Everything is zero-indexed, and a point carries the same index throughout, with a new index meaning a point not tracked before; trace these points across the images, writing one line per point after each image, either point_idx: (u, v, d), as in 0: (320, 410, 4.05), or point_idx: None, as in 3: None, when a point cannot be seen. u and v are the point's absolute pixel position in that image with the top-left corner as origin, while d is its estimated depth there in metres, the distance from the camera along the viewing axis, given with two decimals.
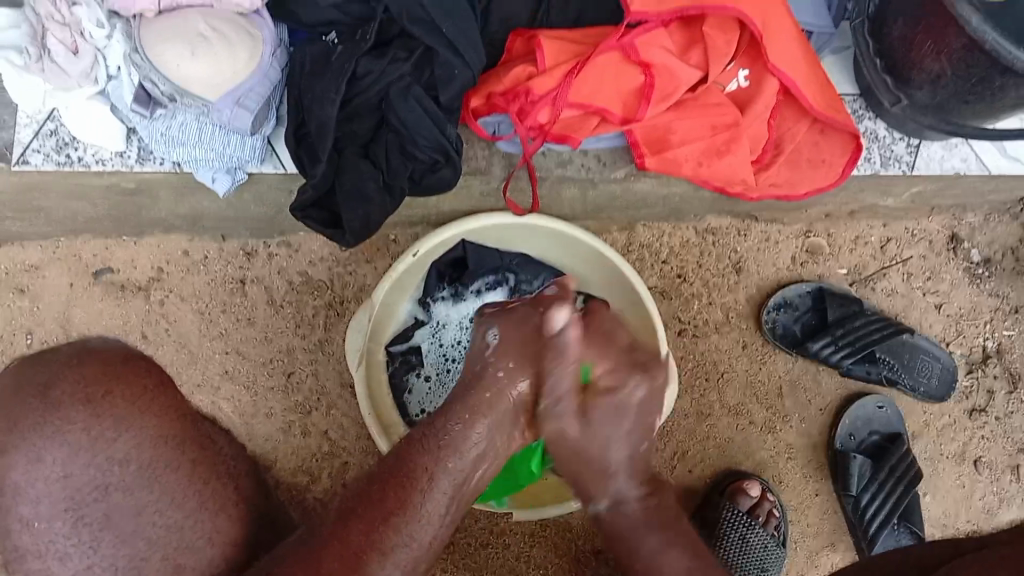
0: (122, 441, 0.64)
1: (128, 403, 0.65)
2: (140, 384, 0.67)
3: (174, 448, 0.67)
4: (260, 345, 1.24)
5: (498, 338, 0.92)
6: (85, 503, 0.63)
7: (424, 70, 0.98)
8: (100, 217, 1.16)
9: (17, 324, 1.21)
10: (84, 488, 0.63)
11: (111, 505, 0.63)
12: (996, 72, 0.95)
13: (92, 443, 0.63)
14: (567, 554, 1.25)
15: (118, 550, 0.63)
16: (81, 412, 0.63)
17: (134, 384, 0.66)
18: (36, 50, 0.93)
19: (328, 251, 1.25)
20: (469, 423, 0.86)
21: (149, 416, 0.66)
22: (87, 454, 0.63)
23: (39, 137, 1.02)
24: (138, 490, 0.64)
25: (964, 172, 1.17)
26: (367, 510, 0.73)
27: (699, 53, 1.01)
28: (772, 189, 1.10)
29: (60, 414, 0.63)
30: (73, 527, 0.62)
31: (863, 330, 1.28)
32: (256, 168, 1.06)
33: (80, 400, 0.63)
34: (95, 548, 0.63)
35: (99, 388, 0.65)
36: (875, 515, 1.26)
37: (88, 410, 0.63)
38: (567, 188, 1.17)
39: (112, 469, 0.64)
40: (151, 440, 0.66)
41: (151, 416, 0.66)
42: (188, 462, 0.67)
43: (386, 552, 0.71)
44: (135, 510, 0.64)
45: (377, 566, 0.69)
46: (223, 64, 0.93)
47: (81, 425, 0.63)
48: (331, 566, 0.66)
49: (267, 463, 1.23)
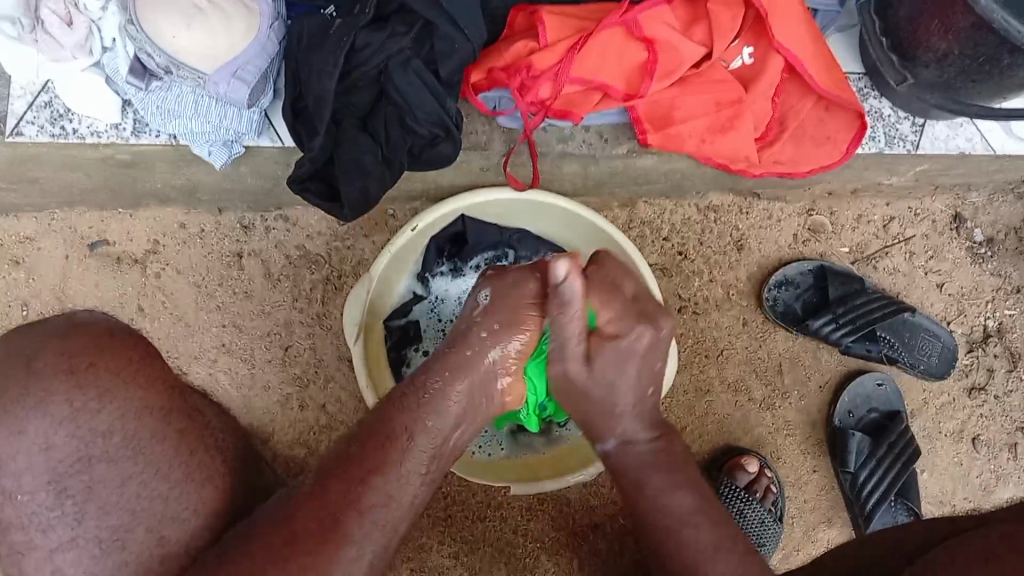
0: (106, 412, 0.68)
1: (113, 376, 0.69)
2: (126, 356, 0.70)
3: (160, 420, 0.70)
4: (258, 319, 1.23)
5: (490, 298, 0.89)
6: (67, 475, 0.67)
7: (423, 44, 0.96)
8: (96, 188, 1.15)
9: (12, 296, 1.20)
10: (67, 459, 0.67)
11: (94, 477, 0.68)
12: (1004, 52, 0.93)
13: (75, 414, 0.67)
14: (564, 527, 1.26)
15: (101, 522, 0.68)
16: (63, 383, 0.67)
17: (119, 356, 0.70)
18: (29, 21, 0.91)
19: (326, 225, 1.24)
20: (450, 384, 0.84)
21: (134, 390, 0.69)
22: (71, 425, 0.67)
23: (33, 109, 1.01)
24: (122, 461, 0.68)
25: (969, 151, 1.16)
26: (348, 469, 0.73)
27: (704, 29, 1.00)
28: (776, 166, 1.08)
29: (43, 386, 0.66)
30: (55, 499, 0.67)
31: (864, 308, 1.27)
32: (253, 141, 1.05)
33: (63, 371, 0.67)
34: (80, 520, 0.67)
35: (84, 360, 0.68)
36: (872, 491, 1.26)
37: (71, 382, 0.67)
38: (568, 164, 1.15)
39: (96, 442, 0.68)
40: (135, 412, 0.69)
41: (137, 389, 0.70)
42: (174, 433, 0.71)
43: (365, 511, 0.71)
44: (120, 482, 0.68)
45: (355, 525, 0.70)
46: (219, 34, 0.91)
47: (63, 396, 0.67)
48: (308, 527, 0.68)
49: (264, 436, 1.22)
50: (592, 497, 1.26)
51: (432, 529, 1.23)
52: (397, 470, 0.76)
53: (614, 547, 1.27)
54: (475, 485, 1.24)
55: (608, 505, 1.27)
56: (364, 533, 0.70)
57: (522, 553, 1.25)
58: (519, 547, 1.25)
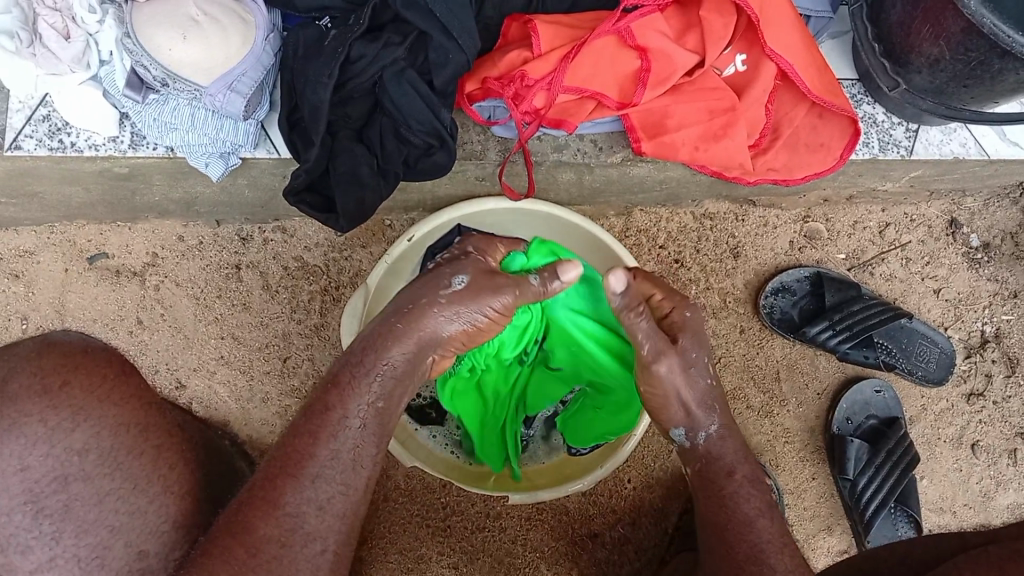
0: (80, 430, 0.64)
1: (87, 394, 0.65)
2: (98, 373, 0.66)
3: (137, 435, 0.67)
4: (256, 330, 1.23)
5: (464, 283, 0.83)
6: (44, 495, 0.62)
7: (417, 55, 0.97)
8: (93, 202, 1.16)
9: (11, 310, 1.21)
10: (43, 479, 0.62)
11: (71, 496, 0.63)
12: (994, 56, 0.94)
13: (50, 434, 0.63)
14: (563, 537, 1.25)
15: (80, 540, 0.63)
16: (37, 403, 0.63)
17: (93, 373, 0.66)
18: (28, 35, 0.93)
19: (323, 236, 1.25)
20: None
21: (108, 406, 0.66)
22: (46, 445, 0.63)
23: (32, 122, 1.01)
24: (99, 478, 0.64)
25: (963, 156, 1.16)
26: None
27: (696, 37, 1.00)
28: (770, 173, 1.09)
29: (17, 407, 0.62)
30: (33, 519, 0.62)
31: (861, 314, 1.27)
32: (250, 153, 1.05)
33: (36, 392, 0.63)
34: (58, 539, 0.62)
35: (56, 380, 0.64)
36: (871, 498, 1.26)
37: (45, 401, 0.63)
38: (563, 173, 1.16)
39: (71, 460, 0.64)
40: (111, 429, 0.66)
41: (111, 406, 0.66)
42: (152, 448, 0.68)
43: (324, 505, 0.71)
44: (97, 498, 0.64)
45: (314, 522, 0.70)
46: (215, 48, 0.92)
47: (37, 416, 0.63)
48: (270, 531, 0.67)
49: (262, 447, 1.22)
50: (591, 506, 1.26)
51: (431, 540, 1.23)
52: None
53: (614, 557, 1.26)
54: (474, 495, 1.24)
55: (607, 514, 1.27)
56: (327, 526, 0.71)
57: (521, 563, 1.24)
58: (519, 558, 1.24)
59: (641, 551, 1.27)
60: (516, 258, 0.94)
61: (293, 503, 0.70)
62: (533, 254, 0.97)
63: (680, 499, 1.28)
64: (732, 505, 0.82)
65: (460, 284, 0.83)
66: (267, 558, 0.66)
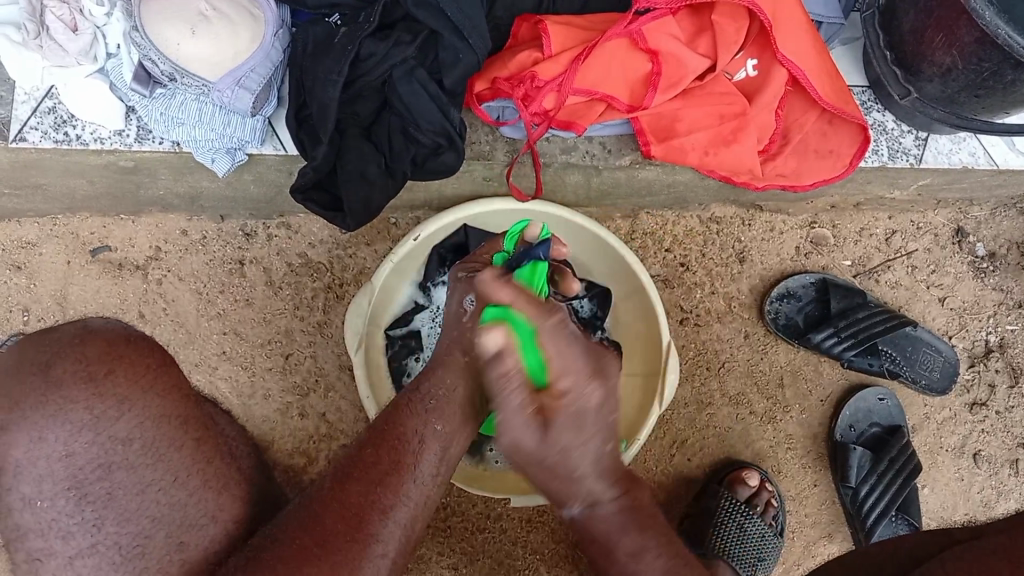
0: (123, 419, 0.63)
1: (131, 383, 0.64)
2: (142, 363, 0.65)
3: (178, 426, 0.66)
4: (259, 326, 1.23)
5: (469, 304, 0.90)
6: (87, 481, 0.62)
7: (427, 54, 0.96)
8: (98, 195, 1.15)
9: (13, 301, 1.20)
10: (87, 466, 0.62)
11: (113, 484, 0.62)
12: (1008, 67, 0.93)
13: (95, 421, 0.62)
14: (563, 539, 1.25)
15: (122, 528, 0.62)
16: (82, 391, 0.62)
17: (137, 363, 0.65)
18: (35, 26, 0.92)
19: (328, 233, 1.24)
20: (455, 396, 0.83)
21: (152, 396, 0.65)
22: (91, 432, 0.62)
23: (37, 114, 1.01)
24: (141, 468, 0.64)
25: (972, 165, 1.16)
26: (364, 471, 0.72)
27: (708, 41, 1.00)
28: (779, 179, 1.08)
29: (62, 393, 0.62)
30: (75, 505, 0.61)
31: (866, 322, 1.27)
32: (257, 149, 1.04)
33: (81, 379, 0.62)
34: (99, 526, 0.61)
35: (101, 368, 0.63)
36: (872, 507, 1.25)
37: (90, 388, 0.62)
38: (570, 175, 1.15)
39: (115, 449, 0.63)
40: (152, 420, 0.65)
41: (154, 396, 0.65)
42: (191, 441, 0.67)
43: (389, 513, 0.70)
44: (139, 488, 0.63)
45: (379, 524, 0.69)
46: (224, 43, 0.91)
47: (83, 404, 0.62)
48: (335, 527, 0.66)
49: (263, 444, 1.22)
50: None
51: (430, 540, 1.22)
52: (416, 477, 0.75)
53: None
54: (475, 496, 1.23)
55: None
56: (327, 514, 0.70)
57: (520, 565, 1.24)
58: (518, 560, 1.24)
59: None
60: (498, 257, 0.98)
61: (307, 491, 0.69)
62: (508, 244, 0.98)
63: (682, 502, 1.29)
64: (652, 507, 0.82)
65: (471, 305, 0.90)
66: (332, 552, 0.64)
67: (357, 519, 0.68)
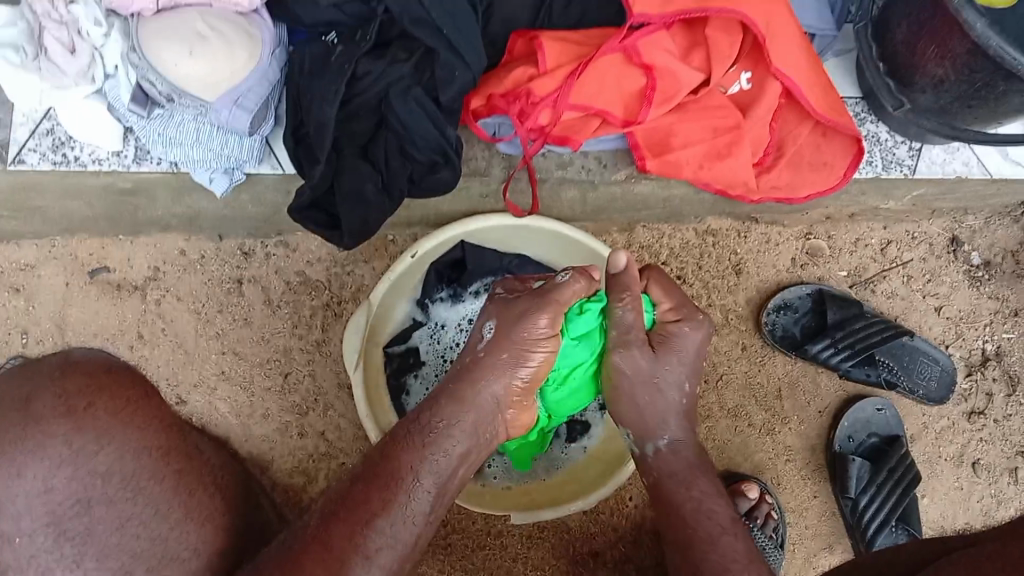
0: (103, 453, 0.70)
1: (111, 415, 0.71)
2: (123, 396, 0.72)
3: (159, 459, 0.72)
4: (258, 345, 1.23)
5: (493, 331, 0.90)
6: (67, 517, 0.69)
7: (424, 72, 0.97)
8: (96, 217, 1.16)
9: (12, 324, 1.20)
10: (66, 501, 0.69)
11: (92, 519, 0.69)
12: (999, 78, 0.94)
13: (75, 456, 0.69)
14: (565, 556, 1.25)
15: (102, 564, 0.68)
16: (61, 425, 0.69)
17: (118, 396, 0.72)
18: (33, 49, 0.94)
19: (326, 250, 1.24)
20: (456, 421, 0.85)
21: (132, 429, 0.72)
22: (71, 467, 0.69)
23: (35, 137, 1.01)
24: (120, 502, 0.70)
25: (965, 176, 1.17)
26: (351, 513, 0.75)
27: (702, 55, 1.01)
28: (773, 191, 1.09)
29: (41, 428, 0.69)
30: (55, 541, 0.68)
31: (863, 333, 1.28)
32: (254, 168, 1.05)
33: (60, 413, 0.69)
34: (79, 563, 0.68)
35: (81, 400, 0.70)
36: (873, 518, 1.26)
37: (69, 422, 0.69)
38: (567, 190, 1.16)
39: (95, 483, 0.69)
40: (133, 452, 0.71)
41: (135, 429, 0.72)
42: (173, 472, 0.73)
43: (370, 554, 0.74)
44: (118, 523, 0.70)
45: (362, 570, 0.72)
46: (221, 63, 0.91)
47: (61, 438, 0.69)
48: (315, 571, 0.69)
49: (264, 463, 1.22)
50: (592, 524, 1.26)
51: (432, 557, 1.23)
52: (403, 510, 0.78)
53: None
54: (474, 513, 1.23)
55: (609, 532, 1.26)
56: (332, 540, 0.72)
57: None
58: None
59: (643, 570, 1.26)
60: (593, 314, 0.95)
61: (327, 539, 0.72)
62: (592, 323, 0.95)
63: None
64: (698, 522, 0.91)
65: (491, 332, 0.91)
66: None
67: (339, 564, 0.71)
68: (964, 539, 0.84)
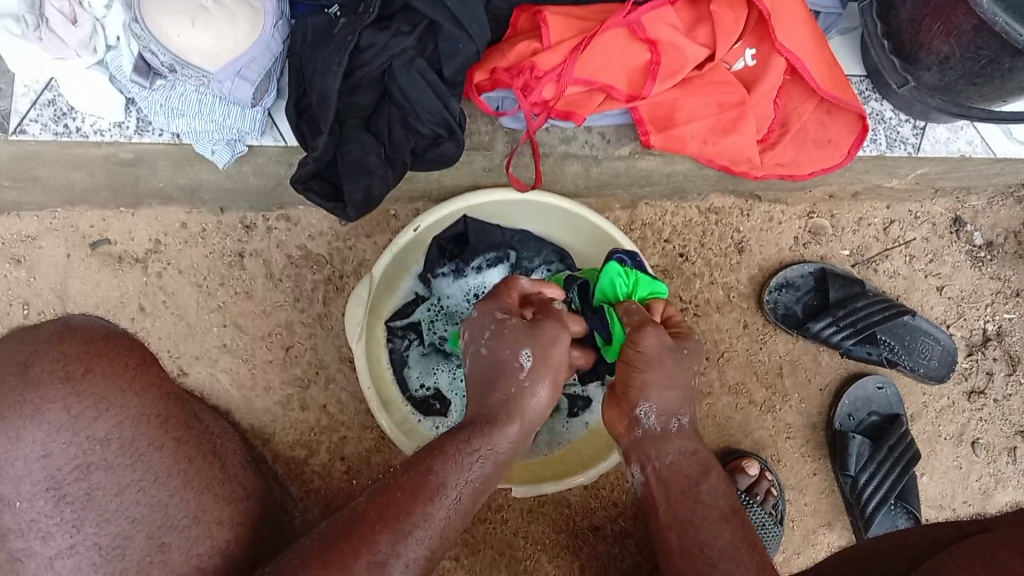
0: (102, 420, 0.70)
1: (110, 382, 0.70)
2: (121, 362, 0.72)
3: (157, 427, 0.72)
4: (259, 319, 1.23)
5: (531, 358, 0.85)
6: (67, 482, 0.68)
7: (426, 44, 0.97)
8: (98, 187, 1.15)
9: (13, 295, 1.20)
10: (65, 467, 0.68)
11: (91, 485, 0.69)
12: (1005, 54, 0.94)
13: (73, 422, 0.68)
14: (565, 530, 1.25)
15: (102, 529, 0.69)
16: (60, 390, 0.68)
17: (116, 363, 0.71)
18: (33, 19, 0.93)
19: (328, 225, 1.24)
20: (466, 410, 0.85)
21: (130, 396, 0.71)
22: (69, 433, 0.68)
23: (36, 107, 1.01)
24: (119, 468, 0.70)
25: (969, 154, 1.16)
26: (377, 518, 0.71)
27: (707, 31, 1.00)
28: (778, 169, 1.09)
29: (40, 392, 0.67)
30: (55, 506, 0.68)
31: (864, 311, 1.27)
32: (257, 140, 1.05)
33: (58, 378, 0.68)
34: (78, 527, 0.68)
35: (80, 367, 0.70)
36: (872, 495, 1.26)
37: (68, 388, 0.68)
38: (569, 165, 1.16)
39: (94, 449, 0.69)
40: (132, 420, 0.71)
41: (134, 396, 0.72)
42: (173, 442, 0.73)
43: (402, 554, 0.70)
44: (118, 488, 0.70)
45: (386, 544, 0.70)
46: (223, 34, 0.91)
47: (61, 404, 0.68)
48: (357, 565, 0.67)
49: (264, 436, 1.22)
50: (592, 498, 1.26)
51: None
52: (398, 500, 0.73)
53: (614, 551, 1.26)
54: None
55: (608, 508, 1.26)
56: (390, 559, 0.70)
57: (522, 555, 1.24)
58: (520, 550, 1.24)
59: (641, 546, 1.27)
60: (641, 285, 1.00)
61: (383, 551, 0.69)
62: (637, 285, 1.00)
63: None
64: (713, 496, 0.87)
65: (524, 361, 0.85)
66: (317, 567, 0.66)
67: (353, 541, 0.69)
68: (977, 525, 0.83)
